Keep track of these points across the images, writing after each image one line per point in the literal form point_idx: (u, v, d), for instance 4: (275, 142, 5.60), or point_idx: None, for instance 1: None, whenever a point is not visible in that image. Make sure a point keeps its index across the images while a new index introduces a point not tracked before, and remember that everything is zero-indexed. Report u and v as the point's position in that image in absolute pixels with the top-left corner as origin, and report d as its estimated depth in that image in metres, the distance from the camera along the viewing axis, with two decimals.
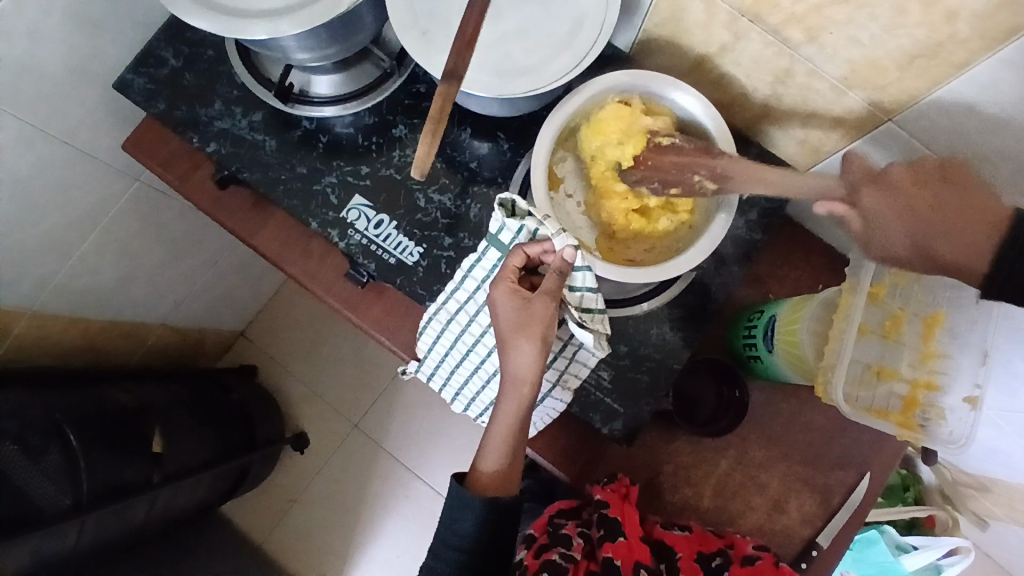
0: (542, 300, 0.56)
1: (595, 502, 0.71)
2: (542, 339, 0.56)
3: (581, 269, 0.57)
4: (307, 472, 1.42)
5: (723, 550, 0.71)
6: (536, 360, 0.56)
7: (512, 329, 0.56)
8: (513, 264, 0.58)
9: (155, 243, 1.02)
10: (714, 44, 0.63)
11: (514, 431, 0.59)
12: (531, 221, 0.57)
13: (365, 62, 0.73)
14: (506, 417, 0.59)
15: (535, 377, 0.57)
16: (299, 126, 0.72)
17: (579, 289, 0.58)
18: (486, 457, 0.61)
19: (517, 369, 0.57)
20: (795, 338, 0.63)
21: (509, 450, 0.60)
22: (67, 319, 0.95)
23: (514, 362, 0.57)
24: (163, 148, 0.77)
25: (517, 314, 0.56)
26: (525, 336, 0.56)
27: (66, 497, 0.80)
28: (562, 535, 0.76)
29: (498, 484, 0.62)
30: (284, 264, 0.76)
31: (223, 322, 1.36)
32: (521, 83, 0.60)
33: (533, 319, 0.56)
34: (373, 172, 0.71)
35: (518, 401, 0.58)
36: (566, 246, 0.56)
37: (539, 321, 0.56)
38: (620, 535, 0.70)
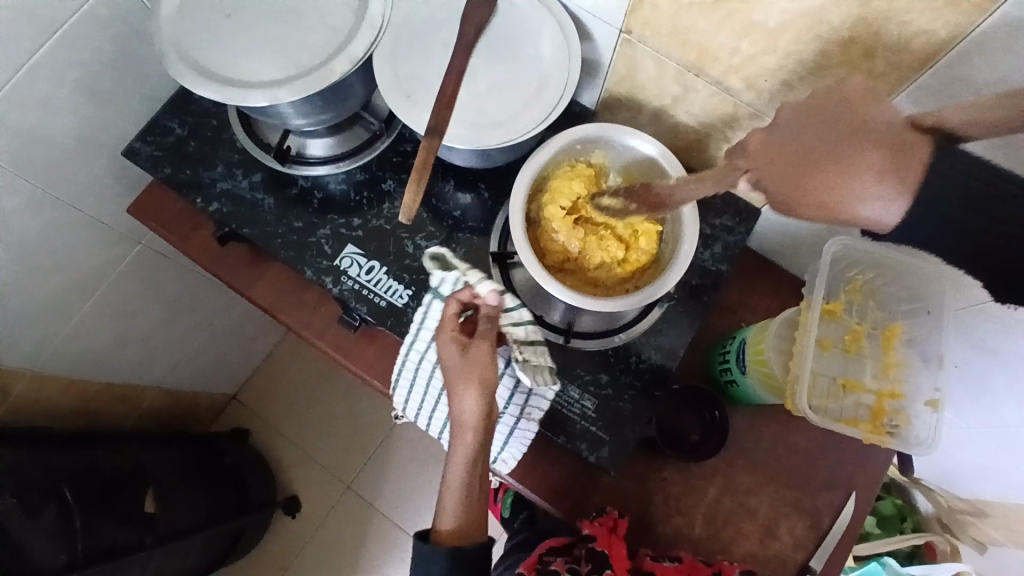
0: (478, 343, 0.60)
1: (583, 537, 0.72)
2: (482, 380, 0.59)
3: (515, 308, 0.63)
4: (299, 538, 1.39)
5: None
6: (480, 401, 0.59)
7: (454, 376, 0.59)
8: (449, 315, 0.61)
9: (153, 303, 1.06)
10: (667, 97, 0.70)
11: (468, 474, 0.62)
12: (460, 272, 0.64)
13: (356, 126, 0.79)
14: (459, 461, 0.62)
15: (481, 417, 0.60)
16: (295, 184, 0.78)
17: (522, 325, 0.64)
18: (445, 511, 0.63)
19: (462, 414, 0.60)
20: (763, 355, 0.66)
21: (467, 494, 0.62)
22: (64, 381, 0.97)
23: (461, 408, 0.60)
24: (166, 209, 0.82)
25: (457, 362, 0.60)
26: (467, 381, 0.59)
27: (62, 555, 0.81)
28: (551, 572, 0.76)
29: (463, 531, 0.63)
30: (280, 314, 0.80)
31: (216, 384, 1.37)
32: (497, 135, 0.67)
33: (472, 364, 0.59)
34: (364, 224, 0.77)
35: (467, 445, 0.61)
36: (491, 292, 0.60)
37: (479, 366, 0.59)
38: (607, 568, 0.72)
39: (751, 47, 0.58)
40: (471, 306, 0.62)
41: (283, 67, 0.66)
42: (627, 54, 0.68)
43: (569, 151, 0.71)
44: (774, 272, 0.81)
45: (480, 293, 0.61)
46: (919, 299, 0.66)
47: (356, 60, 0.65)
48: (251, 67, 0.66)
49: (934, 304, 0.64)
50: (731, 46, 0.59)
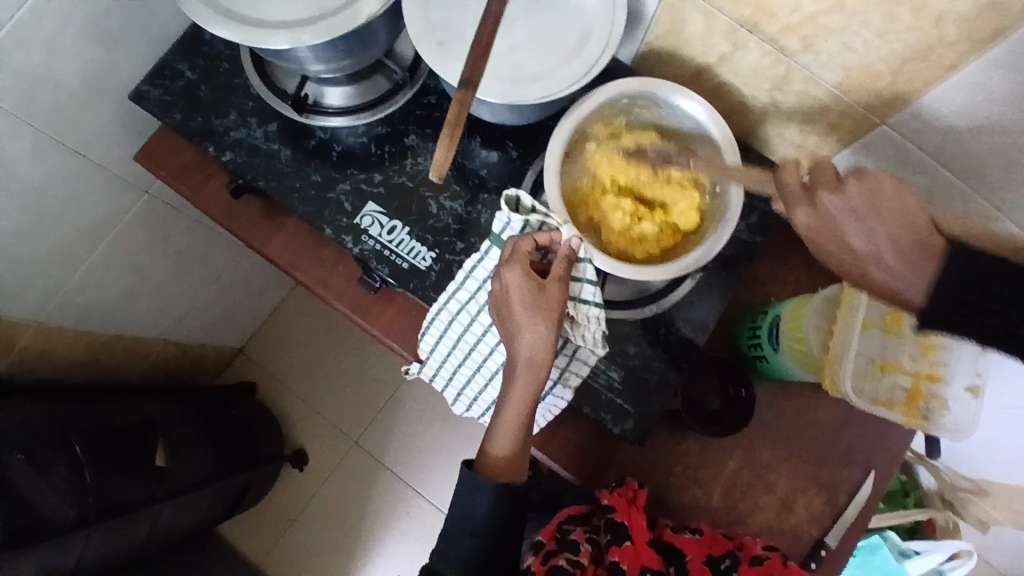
0: (555, 283, 0.58)
1: (603, 507, 0.72)
2: (557, 321, 0.57)
3: (586, 261, 0.61)
4: (305, 492, 1.41)
5: (732, 552, 0.71)
6: (550, 342, 0.57)
7: (527, 310, 0.57)
8: (522, 249, 0.59)
9: (161, 256, 1.03)
10: (714, 54, 0.66)
11: (526, 418, 0.60)
12: (535, 216, 0.61)
13: (377, 75, 0.75)
14: (518, 403, 0.59)
15: (550, 358, 0.58)
16: (312, 135, 0.74)
17: (581, 279, 0.61)
18: (497, 444, 0.61)
19: (531, 353, 0.58)
20: (800, 333, 0.64)
21: (522, 433, 0.61)
22: (71, 333, 0.95)
23: (529, 344, 0.57)
24: (176, 158, 0.78)
25: (532, 297, 0.57)
26: (543, 318, 0.57)
27: (73, 509, 0.80)
28: (570, 540, 0.77)
29: (510, 468, 0.62)
30: (295, 271, 0.77)
31: (223, 339, 1.35)
32: (533, 90, 0.62)
33: (548, 302, 0.57)
34: (385, 180, 0.73)
35: (530, 386, 0.58)
36: (571, 236, 0.59)
37: (554, 303, 0.57)
38: (626, 539, 0.71)
39: (812, 5, 0.53)
40: (544, 246, 0.60)
41: (304, 6, 0.61)
42: (674, 7, 0.63)
43: (613, 106, 0.66)
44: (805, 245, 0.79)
45: (560, 238, 0.60)
46: None
47: (384, 2, 0.60)
48: (271, 7, 0.61)
49: None
50: (793, 2, 0.54)
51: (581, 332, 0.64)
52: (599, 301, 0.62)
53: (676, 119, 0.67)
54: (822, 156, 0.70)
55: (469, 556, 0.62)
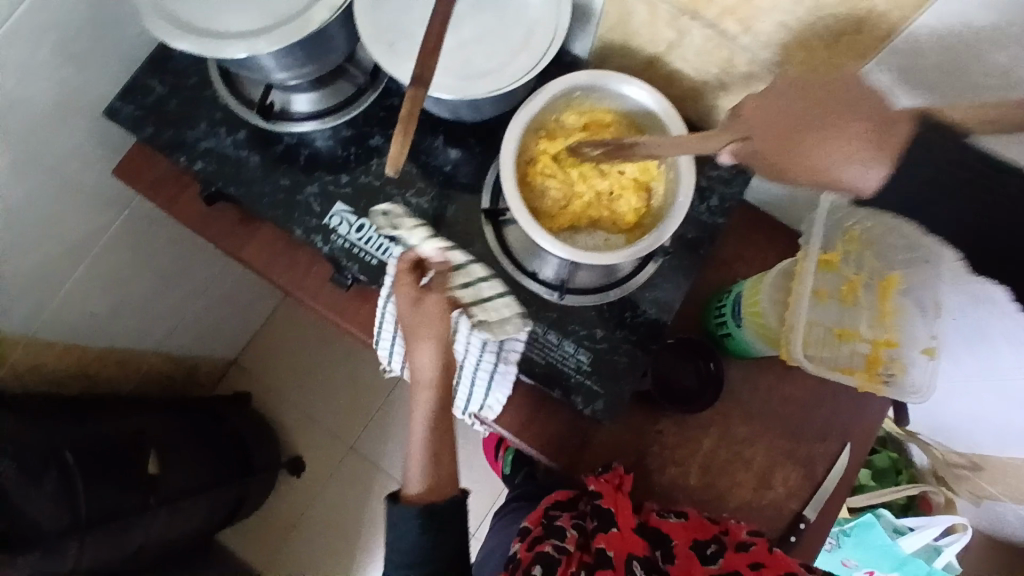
0: (431, 299, 0.65)
1: (590, 494, 0.71)
2: (436, 330, 0.65)
3: (463, 266, 0.68)
4: (303, 499, 1.42)
5: (718, 536, 0.71)
6: (438, 348, 0.65)
7: (410, 321, 0.65)
8: (401, 269, 0.66)
9: (147, 269, 1.06)
10: (662, 43, 0.68)
11: (438, 420, 0.66)
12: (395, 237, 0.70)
13: (340, 80, 0.77)
14: (430, 406, 0.66)
15: (445, 362, 0.66)
16: (280, 141, 0.76)
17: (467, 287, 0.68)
18: (414, 459, 0.66)
19: (429, 361, 0.65)
20: (758, 308, 0.65)
21: (434, 443, 0.66)
22: (60, 347, 0.97)
23: (424, 355, 0.65)
24: (151, 171, 0.81)
25: (405, 315, 0.65)
26: (423, 328, 0.64)
27: (65, 518, 0.82)
28: (556, 527, 0.74)
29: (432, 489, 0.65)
30: (271, 275, 0.79)
31: (216, 351, 1.38)
32: (485, 84, 0.64)
33: (427, 314, 0.65)
34: (352, 180, 0.75)
35: (439, 389, 0.66)
36: (431, 250, 0.67)
37: (434, 313, 0.65)
38: (613, 526, 0.70)
39: None
40: (432, 265, 0.67)
41: (259, 17, 0.63)
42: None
43: (565, 97, 0.68)
44: (768, 224, 0.80)
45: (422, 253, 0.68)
46: (919, 250, 0.64)
47: (335, 7, 0.62)
48: (227, 18, 0.63)
49: (936, 254, 0.63)
50: None
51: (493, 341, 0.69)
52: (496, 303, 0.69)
53: (622, 105, 0.69)
54: None
55: (449, 541, 0.64)
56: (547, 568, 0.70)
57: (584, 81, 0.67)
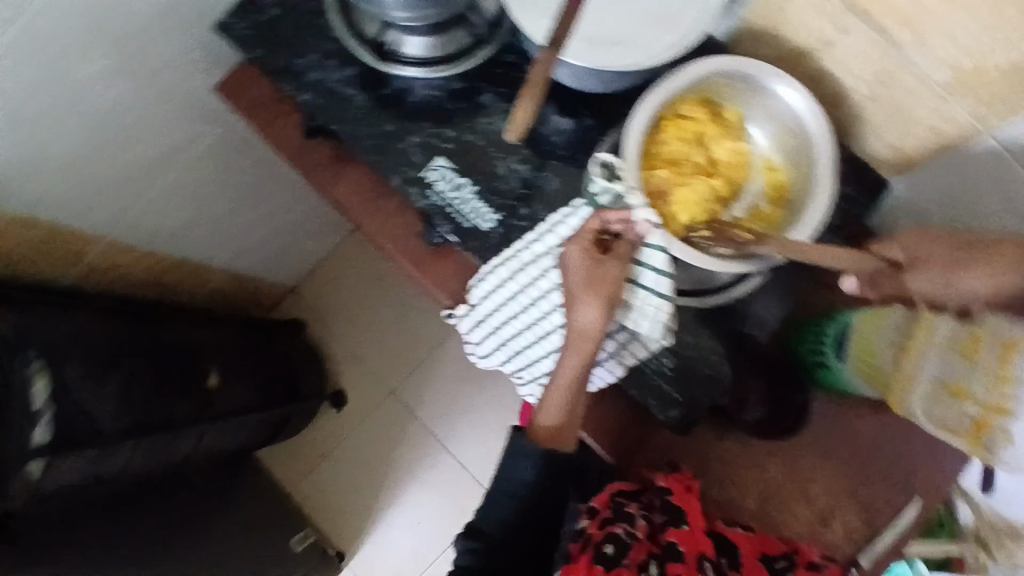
0: (613, 264, 0.57)
1: (660, 488, 0.68)
2: (608, 301, 0.57)
3: (653, 247, 0.57)
4: (338, 432, 1.46)
5: (787, 554, 0.66)
6: (601, 320, 0.57)
7: (580, 285, 0.57)
8: (589, 227, 0.58)
9: (227, 187, 1.06)
10: (818, 39, 0.61)
11: (573, 389, 0.60)
12: (618, 185, 0.58)
13: (459, 28, 0.71)
14: (567, 372, 0.59)
15: (598, 336, 0.57)
16: (387, 84, 0.73)
17: (646, 265, 0.58)
18: (544, 413, 0.63)
19: (581, 328, 0.58)
20: (871, 344, 0.66)
21: (566, 409, 0.62)
22: (138, 252, 1.00)
23: (578, 319, 0.58)
24: (254, 92, 0.79)
25: (586, 273, 0.57)
26: (595, 294, 0.56)
27: (123, 420, 0.84)
28: (623, 511, 0.69)
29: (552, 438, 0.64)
30: (356, 218, 0.77)
31: (278, 275, 1.39)
32: (621, 59, 0.61)
33: (604, 280, 0.57)
34: (456, 136, 0.72)
35: (580, 358, 0.58)
36: (644, 220, 0.56)
37: (608, 282, 0.56)
38: (683, 524, 0.66)
39: None
40: (615, 224, 0.57)
41: None
42: None
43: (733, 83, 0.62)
44: None
45: (633, 219, 0.57)
46: None
47: None
48: None
49: None
50: None
51: (634, 318, 0.60)
52: (661, 292, 0.59)
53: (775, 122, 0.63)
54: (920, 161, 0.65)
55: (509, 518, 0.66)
56: (617, 550, 0.67)
57: (749, 74, 0.61)
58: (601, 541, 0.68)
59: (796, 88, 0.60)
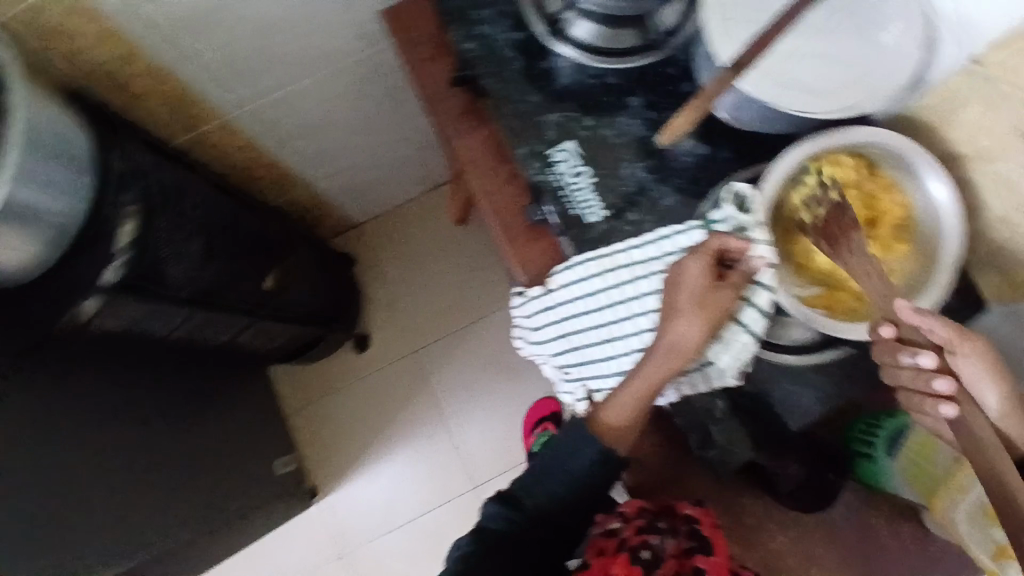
0: (728, 291, 0.58)
1: (686, 513, 0.66)
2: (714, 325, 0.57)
3: (762, 286, 0.60)
4: (350, 374, 1.48)
5: None
6: (702, 339, 0.58)
7: (691, 302, 0.58)
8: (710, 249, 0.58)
9: (349, 106, 1.08)
10: (978, 148, 0.62)
11: (649, 396, 0.60)
12: (745, 219, 0.60)
13: (630, 28, 0.73)
14: (648, 379, 0.60)
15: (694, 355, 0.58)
16: (548, 58, 0.76)
17: (749, 301, 0.60)
18: (607, 413, 0.63)
19: (677, 342, 0.58)
20: (930, 452, 0.66)
21: (636, 415, 0.62)
22: (245, 140, 1.03)
23: (678, 334, 0.58)
24: (418, 26, 0.82)
25: (701, 292, 0.57)
26: (704, 315, 0.57)
27: (185, 288, 0.86)
28: (653, 525, 0.66)
29: (613, 437, 0.64)
30: (469, 174, 0.79)
31: (351, 207, 1.42)
32: (798, 100, 0.61)
33: (715, 303, 0.58)
34: (594, 126, 0.74)
35: (666, 370, 0.59)
36: (761, 257, 0.58)
37: (720, 306, 0.57)
38: (712, 555, 0.64)
39: None
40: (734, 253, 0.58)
41: None
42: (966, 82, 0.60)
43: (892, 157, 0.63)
44: None
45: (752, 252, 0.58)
46: None
47: None
48: None
49: None
50: None
51: (717, 350, 0.61)
52: (755, 330, 0.60)
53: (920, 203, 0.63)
54: None
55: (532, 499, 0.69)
56: (653, 559, 0.64)
57: (910, 164, 0.63)
58: (636, 547, 0.65)
59: (952, 193, 0.61)
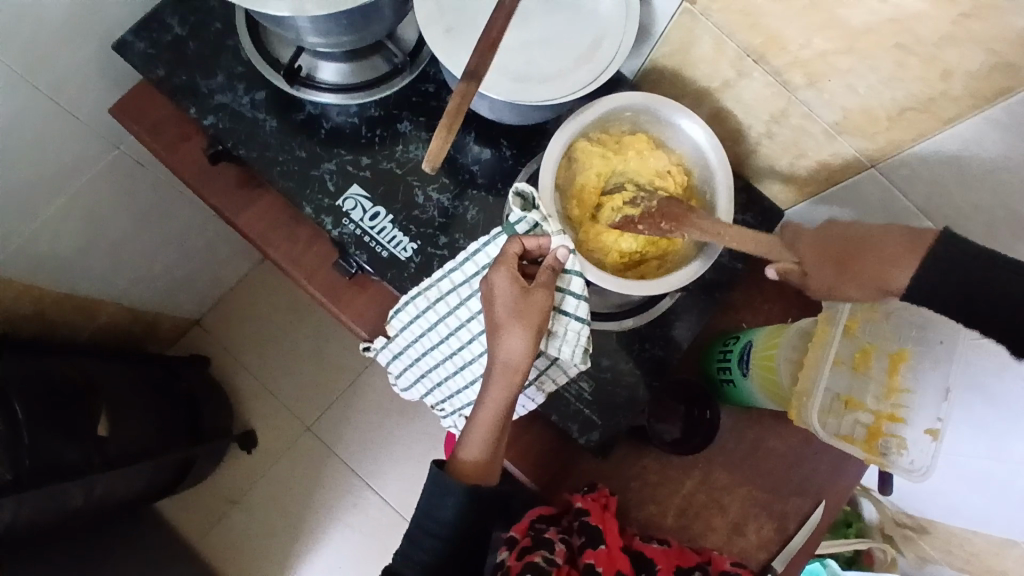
0: (541, 291, 0.58)
1: (577, 508, 0.68)
2: (536, 329, 0.57)
3: (572, 273, 0.59)
4: (249, 475, 1.36)
5: (700, 565, 0.70)
6: (528, 348, 0.57)
7: (509, 313, 0.57)
8: (511, 251, 0.59)
9: (124, 209, 0.97)
10: (718, 79, 0.66)
11: (501, 417, 0.60)
12: (534, 215, 0.60)
13: (376, 55, 0.73)
14: (493, 401, 0.60)
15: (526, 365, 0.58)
16: (302, 109, 0.72)
17: (566, 291, 0.60)
18: (468, 446, 0.63)
19: (508, 357, 0.58)
20: (772, 363, 0.67)
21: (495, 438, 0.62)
22: (21, 284, 0.89)
23: (506, 349, 0.58)
24: (152, 115, 0.74)
25: (514, 300, 0.57)
26: (523, 323, 0.57)
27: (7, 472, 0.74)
28: (543, 538, 0.66)
29: (480, 472, 0.64)
30: (268, 248, 0.74)
31: (179, 307, 1.30)
32: (541, 90, 0.62)
33: (531, 308, 0.57)
34: (373, 164, 0.71)
35: (507, 388, 0.59)
36: (561, 246, 0.58)
37: (536, 309, 0.57)
38: (601, 543, 0.65)
39: (822, 42, 0.54)
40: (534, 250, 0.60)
41: None
42: (686, 26, 0.63)
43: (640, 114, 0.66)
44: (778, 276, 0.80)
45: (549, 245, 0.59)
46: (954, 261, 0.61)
47: None
48: None
49: (951, 335, 0.62)
50: (806, 38, 0.55)
51: (557, 345, 0.62)
52: (581, 315, 0.61)
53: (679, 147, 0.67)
54: (808, 191, 0.71)
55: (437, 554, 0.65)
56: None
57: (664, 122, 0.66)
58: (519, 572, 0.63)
59: (705, 129, 0.64)
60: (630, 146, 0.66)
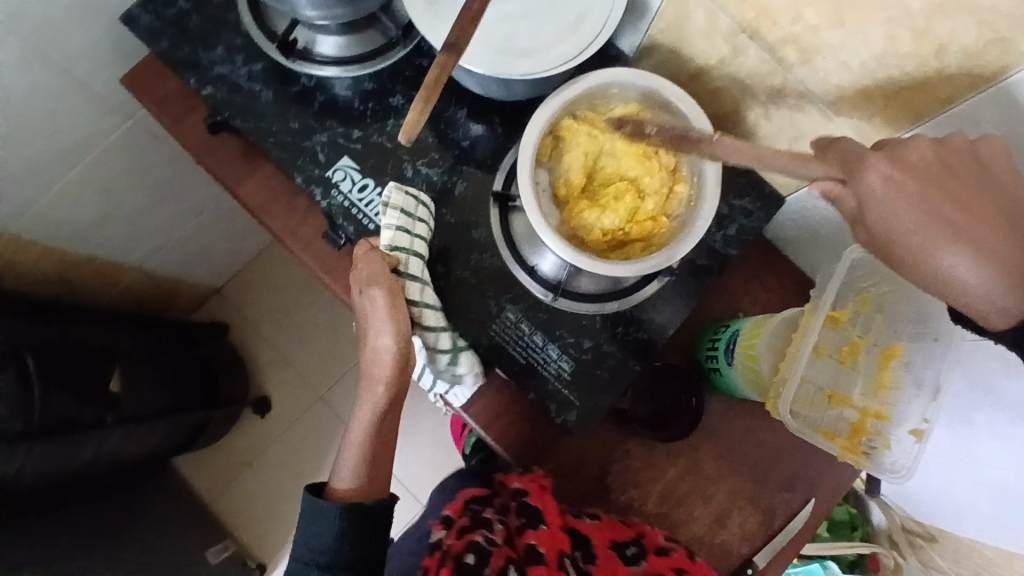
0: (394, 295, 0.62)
1: (515, 490, 0.69)
2: (394, 328, 0.61)
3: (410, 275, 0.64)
4: (263, 440, 1.41)
5: (636, 539, 0.71)
6: (390, 348, 0.61)
7: (371, 323, 0.62)
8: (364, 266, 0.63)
9: (141, 177, 1.01)
10: (714, 56, 0.64)
11: (370, 430, 0.64)
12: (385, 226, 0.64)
13: (372, 28, 0.72)
14: (363, 416, 0.64)
15: (387, 365, 0.61)
16: (297, 81, 0.73)
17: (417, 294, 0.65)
18: (342, 473, 0.64)
19: (372, 363, 0.62)
20: (754, 352, 0.65)
21: (366, 454, 0.64)
22: (40, 248, 0.95)
23: (369, 357, 0.62)
24: (159, 85, 0.77)
25: (377, 309, 0.61)
26: (384, 329, 0.61)
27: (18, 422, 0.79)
28: (481, 518, 0.72)
29: (356, 494, 0.64)
30: (264, 218, 0.76)
31: (200, 276, 1.35)
32: (522, 65, 0.61)
33: (385, 313, 0.61)
34: (364, 137, 0.72)
35: (371, 398, 0.63)
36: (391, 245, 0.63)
37: (392, 313, 0.61)
38: (541, 524, 0.69)
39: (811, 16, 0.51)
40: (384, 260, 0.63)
41: None
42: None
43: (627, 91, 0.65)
44: (778, 264, 0.78)
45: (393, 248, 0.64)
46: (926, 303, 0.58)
47: None
48: None
49: (946, 334, 0.58)
50: (797, 11, 0.52)
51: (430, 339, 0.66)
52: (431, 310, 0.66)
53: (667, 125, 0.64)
54: None
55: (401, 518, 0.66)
56: (477, 559, 0.68)
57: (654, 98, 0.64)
58: (462, 550, 0.69)
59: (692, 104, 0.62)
60: (619, 124, 0.64)
